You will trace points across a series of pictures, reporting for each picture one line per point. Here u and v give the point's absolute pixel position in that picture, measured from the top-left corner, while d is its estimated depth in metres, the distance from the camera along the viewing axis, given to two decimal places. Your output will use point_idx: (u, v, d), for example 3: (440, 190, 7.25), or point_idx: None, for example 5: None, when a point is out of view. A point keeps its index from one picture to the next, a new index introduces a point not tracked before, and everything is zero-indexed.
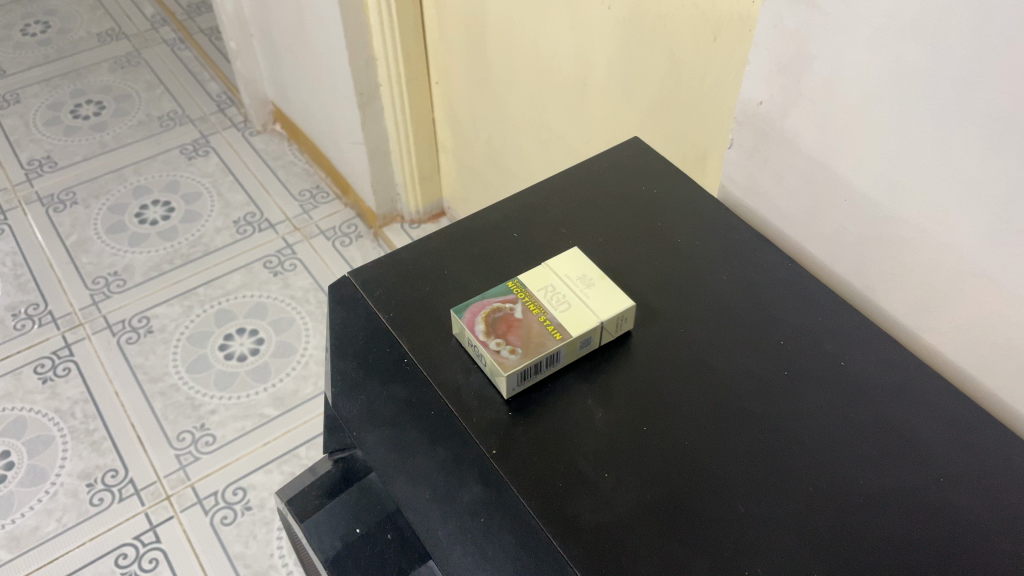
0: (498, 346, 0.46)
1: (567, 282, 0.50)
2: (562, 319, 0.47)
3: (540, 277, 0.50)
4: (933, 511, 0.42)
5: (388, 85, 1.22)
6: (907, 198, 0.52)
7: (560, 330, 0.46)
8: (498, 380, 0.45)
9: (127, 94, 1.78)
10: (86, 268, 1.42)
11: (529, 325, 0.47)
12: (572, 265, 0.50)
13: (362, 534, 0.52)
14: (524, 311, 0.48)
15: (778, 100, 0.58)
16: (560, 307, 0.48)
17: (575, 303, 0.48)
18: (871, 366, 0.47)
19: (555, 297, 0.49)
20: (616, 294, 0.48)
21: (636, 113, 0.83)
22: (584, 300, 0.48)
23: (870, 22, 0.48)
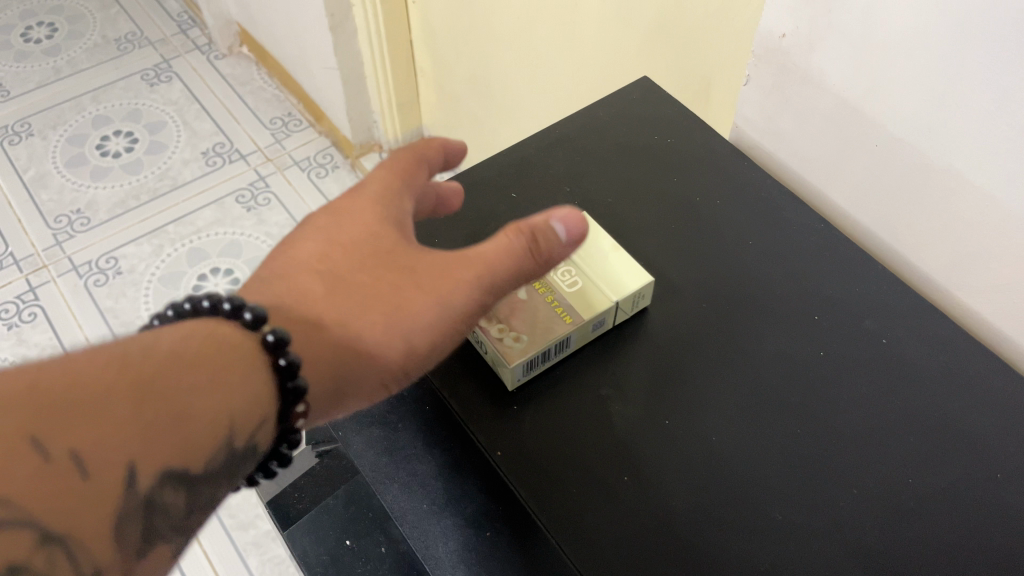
0: (500, 333, 0.41)
1: (578, 259, 0.44)
2: (570, 301, 0.42)
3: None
4: (992, 512, 0.37)
5: (361, 6, 1.12)
6: (955, 149, 0.43)
7: (569, 313, 0.41)
8: (499, 371, 0.40)
9: (80, 14, 1.66)
10: (46, 206, 1.33)
11: (535, 307, 0.42)
12: (583, 239, 0.45)
13: (352, 547, 0.54)
14: (529, 291, 0.43)
15: (805, 33, 0.48)
16: (569, 287, 0.43)
17: (585, 282, 0.43)
18: (916, 344, 0.43)
19: (563, 277, 0.43)
20: (630, 270, 0.43)
21: (631, 41, 0.75)
22: (595, 280, 0.43)
23: None
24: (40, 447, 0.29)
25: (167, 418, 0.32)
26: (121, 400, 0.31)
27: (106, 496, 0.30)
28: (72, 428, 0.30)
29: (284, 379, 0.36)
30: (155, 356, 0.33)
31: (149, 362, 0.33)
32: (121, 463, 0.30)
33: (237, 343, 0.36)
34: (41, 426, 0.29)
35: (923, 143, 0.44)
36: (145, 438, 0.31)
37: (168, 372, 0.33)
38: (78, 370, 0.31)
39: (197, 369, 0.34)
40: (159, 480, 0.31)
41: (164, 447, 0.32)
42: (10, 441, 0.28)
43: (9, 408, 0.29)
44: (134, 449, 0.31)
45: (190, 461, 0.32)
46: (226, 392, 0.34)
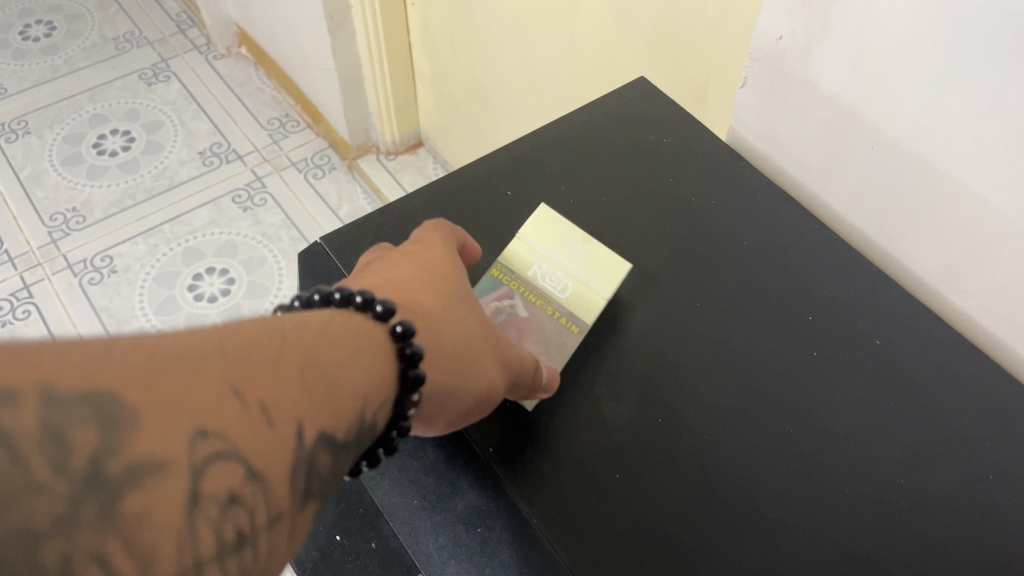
0: None
1: (556, 259, 0.46)
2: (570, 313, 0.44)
3: (528, 258, 0.46)
4: (985, 514, 0.37)
5: (359, 8, 1.12)
6: (949, 153, 0.43)
7: (574, 321, 0.44)
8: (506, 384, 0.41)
9: (79, 13, 1.65)
10: (42, 204, 1.33)
11: (540, 322, 0.44)
12: (553, 235, 0.46)
13: (342, 542, 0.54)
14: (528, 306, 0.45)
15: (802, 35, 0.48)
16: (561, 296, 0.45)
17: (574, 286, 0.45)
18: (911, 346, 0.43)
19: (549, 284, 0.45)
20: (616, 268, 0.45)
21: (628, 43, 0.75)
22: (581, 283, 0.45)
23: None
24: (239, 398, 0.25)
25: (324, 392, 0.29)
26: (290, 362, 0.28)
27: (286, 458, 0.26)
28: (257, 381, 0.26)
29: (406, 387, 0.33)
30: (301, 329, 0.30)
31: (302, 335, 0.29)
32: (297, 424, 0.27)
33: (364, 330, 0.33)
34: (236, 377, 0.26)
35: (917, 145, 0.44)
36: (312, 404, 0.28)
37: (320, 344, 0.30)
38: (242, 333, 0.27)
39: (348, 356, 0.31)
40: (319, 449, 0.28)
41: (325, 416, 0.28)
42: (209, 386, 0.25)
43: (197, 356, 0.25)
44: (306, 413, 0.27)
45: (342, 437, 0.29)
46: (367, 371, 0.31)
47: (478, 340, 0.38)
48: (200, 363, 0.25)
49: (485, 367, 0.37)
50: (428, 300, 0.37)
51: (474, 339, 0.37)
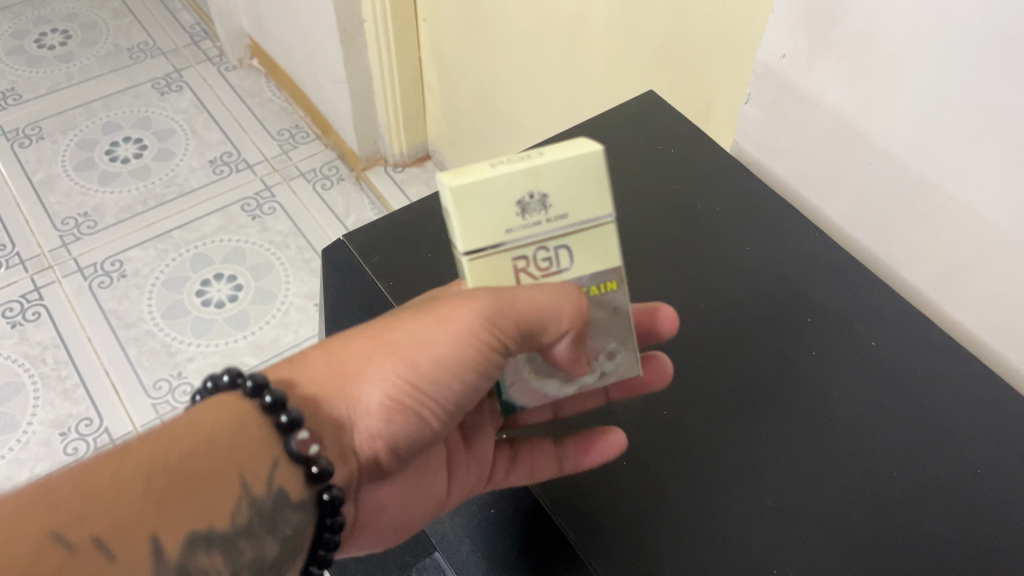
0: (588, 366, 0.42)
1: (527, 225, 0.37)
2: (595, 278, 0.40)
3: (496, 267, 0.38)
4: (973, 505, 0.40)
5: (373, 21, 1.15)
6: (942, 164, 0.45)
7: (604, 283, 0.40)
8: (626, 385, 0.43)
9: (94, 23, 1.68)
10: (54, 208, 1.35)
11: None
12: (492, 225, 0.37)
13: None
14: None
15: (804, 53, 0.50)
16: (566, 268, 0.39)
17: (575, 234, 0.38)
18: (905, 348, 0.46)
19: (539, 265, 0.39)
20: (588, 164, 0.37)
21: (635, 59, 0.78)
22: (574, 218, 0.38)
23: None
24: (61, 540, 0.32)
25: (172, 501, 0.35)
26: (131, 486, 0.35)
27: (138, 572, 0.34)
28: (94, 518, 0.33)
29: (288, 435, 0.39)
30: (155, 437, 0.37)
31: (151, 443, 0.36)
32: (149, 538, 0.34)
33: (234, 404, 0.40)
34: (62, 523, 0.33)
35: (913, 158, 0.47)
36: (164, 512, 0.35)
37: (169, 448, 0.36)
38: (91, 475, 0.35)
39: (212, 440, 0.38)
40: (188, 547, 0.36)
41: (183, 518, 0.36)
42: (36, 539, 0.32)
43: (37, 503, 0.33)
44: (158, 522, 0.35)
45: (209, 529, 0.36)
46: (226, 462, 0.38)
47: (371, 349, 0.41)
48: (24, 516, 0.32)
49: (377, 370, 0.41)
50: (316, 360, 0.42)
51: (368, 351, 0.42)
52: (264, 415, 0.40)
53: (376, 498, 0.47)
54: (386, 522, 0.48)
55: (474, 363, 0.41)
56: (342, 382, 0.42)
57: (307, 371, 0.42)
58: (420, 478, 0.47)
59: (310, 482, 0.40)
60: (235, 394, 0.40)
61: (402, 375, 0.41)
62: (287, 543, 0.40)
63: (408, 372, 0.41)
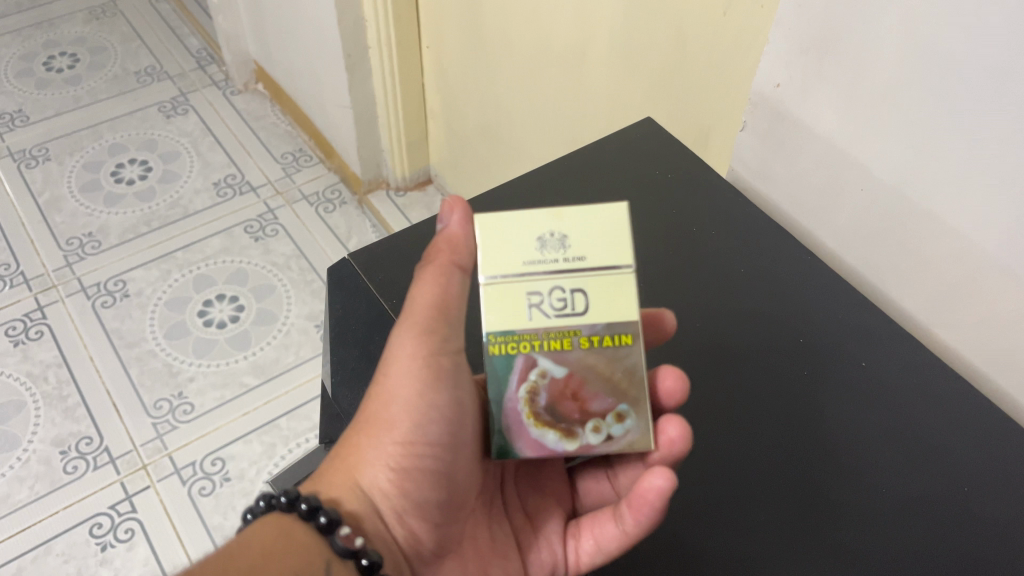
0: (597, 425, 0.43)
1: (545, 260, 0.43)
2: (611, 326, 0.44)
3: (511, 304, 0.44)
4: (960, 520, 0.41)
5: (378, 47, 1.17)
6: (930, 191, 0.46)
7: (618, 334, 0.44)
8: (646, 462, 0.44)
9: (102, 47, 1.71)
10: (59, 228, 1.36)
11: (582, 368, 0.44)
12: (508, 257, 0.43)
13: None
14: (557, 359, 0.44)
15: (798, 82, 0.52)
16: (581, 312, 0.44)
17: (590, 280, 0.44)
18: (895, 368, 0.47)
19: (554, 304, 0.44)
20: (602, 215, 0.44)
21: (635, 88, 0.79)
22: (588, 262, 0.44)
23: None
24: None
25: None
26: None
27: None
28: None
29: (332, 534, 0.42)
30: (213, 558, 0.38)
31: (212, 563, 0.38)
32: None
33: (276, 519, 0.42)
34: None
35: (901, 184, 0.48)
36: None
37: (230, 564, 0.38)
38: None
39: (267, 554, 0.40)
40: None
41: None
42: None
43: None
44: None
45: None
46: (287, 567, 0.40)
47: (366, 434, 0.44)
48: None
49: (376, 450, 0.44)
50: (332, 468, 0.45)
51: (365, 437, 0.44)
52: (306, 522, 0.42)
53: None
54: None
55: (432, 393, 0.42)
56: (355, 470, 0.44)
57: (328, 480, 0.45)
58: (486, 559, 0.48)
59: (363, 572, 0.42)
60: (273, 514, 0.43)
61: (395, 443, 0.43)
62: None
63: (397, 439, 0.43)
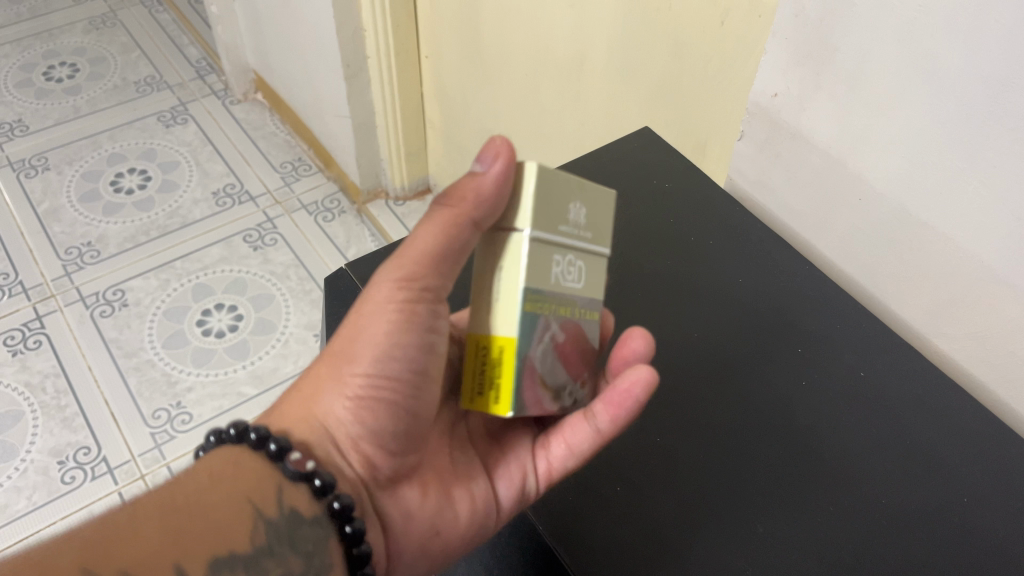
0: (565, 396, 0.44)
1: (571, 232, 0.41)
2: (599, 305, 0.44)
3: (540, 265, 0.39)
4: (958, 531, 0.41)
5: (377, 57, 1.17)
6: (928, 200, 0.46)
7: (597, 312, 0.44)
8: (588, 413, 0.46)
9: (102, 57, 1.71)
10: (58, 238, 1.36)
11: (574, 342, 0.43)
12: (551, 221, 0.39)
13: None
14: (564, 331, 0.42)
15: (795, 92, 0.52)
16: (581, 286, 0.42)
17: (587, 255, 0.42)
18: (893, 378, 0.47)
19: (568, 274, 0.41)
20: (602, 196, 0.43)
21: (634, 99, 0.80)
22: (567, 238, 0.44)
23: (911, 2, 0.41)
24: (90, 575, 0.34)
25: (187, 523, 0.37)
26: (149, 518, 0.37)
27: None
28: (116, 555, 0.35)
29: (282, 460, 0.42)
30: (162, 488, 0.39)
31: (159, 492, 0.39)
32: (172, 563, 0.36)
33: (228, 453, 0.42)
34: (87, 559, 0.35)
35: (899, 195, 0.48)
36: (183, 538, 0.37)
37: (175, 491, 0.39)
38: (112, 519, 0.37)
39: (219, 478, 0.40)
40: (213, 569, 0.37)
41: (201, 545, 0.37)
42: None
43: (62, 550, 0.35)
44: (177, 549, 0.36)
45: (234, 544, 0.38)
46: (236, 487, 0.40)
47: (328, 366, 0.44)
48: (55, 556, 0.35)
49: (336, 382, 0.43)
50: (295, 402, 0.45)
51: (327, 367, 0.44)
52: (259, 453, 0.42)
53: (404, 509, 0.46)
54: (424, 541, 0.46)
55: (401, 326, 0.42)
56: (315, 403, 0.44)
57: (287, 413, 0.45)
58: (450, 485, 0.47)
59: (318, 496, 0.42)
60: (225, 448, 0.43)
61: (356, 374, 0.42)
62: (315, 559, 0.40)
63: (357, 370, 0.42)
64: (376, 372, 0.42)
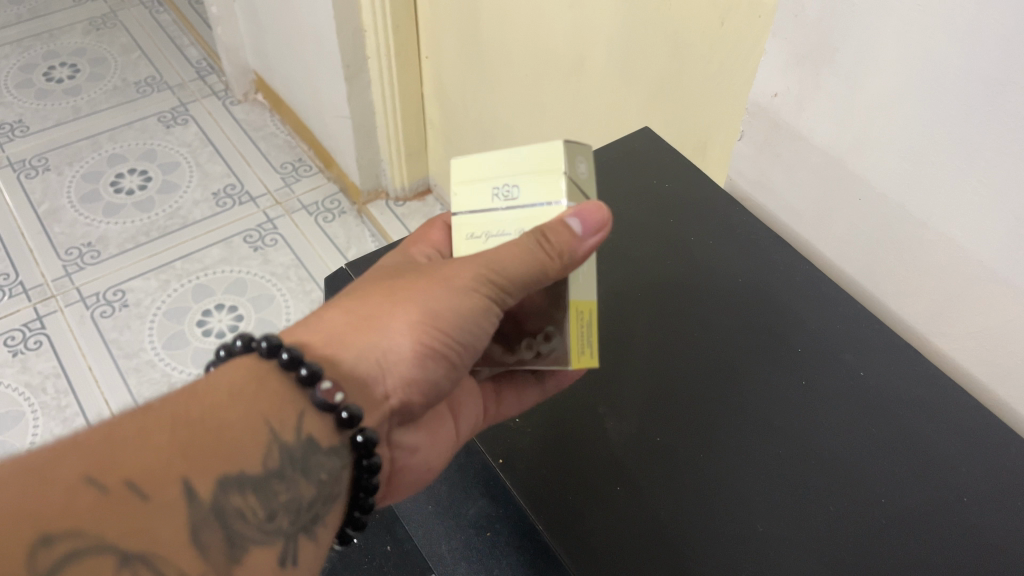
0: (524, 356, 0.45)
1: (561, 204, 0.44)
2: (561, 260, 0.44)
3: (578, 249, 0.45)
4: (958, 530, 0.41)
5: (377, 57, 1.17)
6: (927, 199, 0.46)
7: None
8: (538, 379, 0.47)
9: (102, 57, 1.71)
10: (58, 239, 1.36)
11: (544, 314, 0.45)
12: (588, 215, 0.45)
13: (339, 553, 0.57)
14: None
15: (795, 93, 0.52)
16: None
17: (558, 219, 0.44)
18: (893, 378, 0.47)
19: None
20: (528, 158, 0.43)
21: (634, 99, 0.80)
22: (486, 213, 0.44)
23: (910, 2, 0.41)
24: (94, 483, 0.34)
25: (198, 441, 0.38)
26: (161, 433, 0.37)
27: (179, 510, 0.36)
28: (124, 464, 0.35)
29: (312, 387, 0.42)
30: (175, 398, 0.39)
31: (173, 402, 0.39)
32: (180, 478, 0.36)
33: (251, 366, 0.42)
34: (94, 469, 0.35)
35: (899, 194, 0.48)
36: (192, 455, 0.37)
37: (188, 404, 0.39)
38: (123, 431, 0.37)
39: (239, 394, 0.40)
40: (222, 489, 0.37)
41: (213, 463, 0.37)
42: (69, 483, 0.34)
43: (64, 455, 0.35)
44: (188, 465, 0.37)
45: (248, 465, 0.39)
46: (251, 403, 0.40)
47: (400, 306, 0.44)
48: (63, 464, 0.35)
49: (407, 326, 0.44)
50: (328, 328, 0.45)
51: (384, 309, 0.44)
52: (284, 374, 0.42)
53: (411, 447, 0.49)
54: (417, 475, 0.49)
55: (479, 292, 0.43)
56: (375, 336, 0.44)
57: (320, 338, 0.44)
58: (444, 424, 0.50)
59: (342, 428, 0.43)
60: (250, 358, 0.42)
61: (429, 326, 0.44)
62: (324, 488, 0.42)
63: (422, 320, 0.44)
64: (446, 329, 0.44)
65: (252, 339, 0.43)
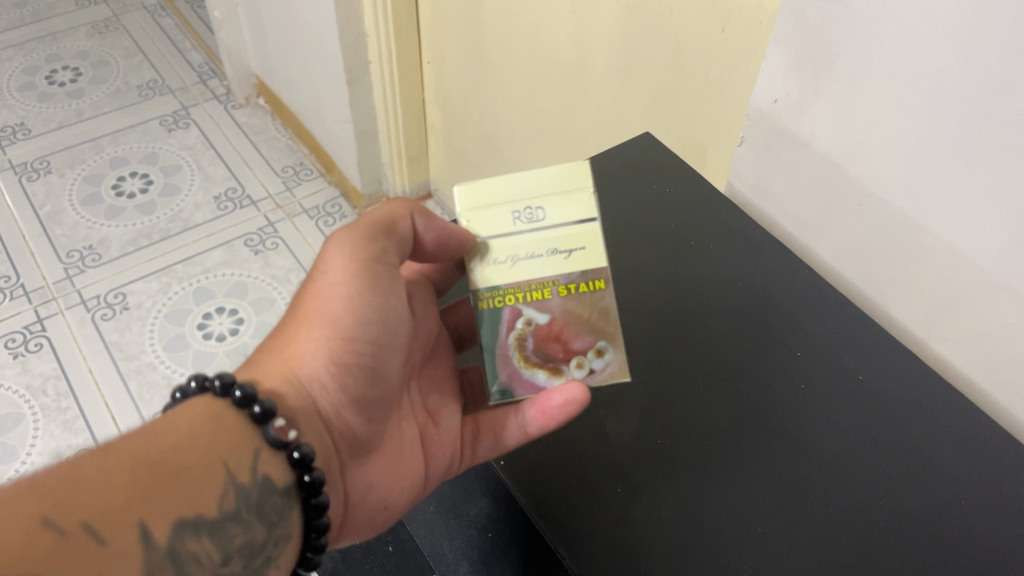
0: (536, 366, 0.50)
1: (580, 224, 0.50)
2: (585, 274, 0.50)
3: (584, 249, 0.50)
4: (955, 533, 0.41)
5: (378, 62, 1.18)
6: (925, 204, 0.47)
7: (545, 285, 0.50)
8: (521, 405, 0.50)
9: (104, 61, 1.72)
10: (60, 241, 1.36)
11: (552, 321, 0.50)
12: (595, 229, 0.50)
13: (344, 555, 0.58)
14: (541, 310, 0.50)
15: (795, 98, 0.52)
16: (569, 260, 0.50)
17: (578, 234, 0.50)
18: (893, 382, 0.48)
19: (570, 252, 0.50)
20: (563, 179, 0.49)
21: (636, 105, 0.80)
22: (508, 236, 0.50)
23: (909, 8, 0.42)
24: (52, 525, 0.35)
25: (157, 482, 0.39)
26: (123, 473, 0.38)
27: (134, 554, 0.37)
28: (82, 506, 0.36)
29: (266, 425, 0.44)
30: (136, 435, 0.41)
31: (133, 439, 0.40)
32: (137, 523, 0.37)
33: (209, 404, 0.44)
34: (52, 511, 0.36)
35: (898, 200, 0.48)
36: (152, 498, 0.38)
37: (153, 442, 0.40)
38: (84, 469, 0.38)
39: (193, 432, 0.42)
40: (178, 534, 0.39)
41: (171, 506, 0.39)
42: (27, 525, 0.35)
43: (26, 495, 0.36)
44: (146, 508, 0.38)
45: (204, 509, 0.40)
46: (208, 444, 0.42)
47: (302, 327, 0.49)
48: (23, 503, 0.36)
49: (312, 341, 0.48)
50: (268, 359, 0.49)
51: (302, 329, 0.49)
52: (239, 411, 0.44)
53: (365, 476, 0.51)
54: (374, 504, 0.51)
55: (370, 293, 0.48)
56: (293, 360, 0.48)
57: (265, 370, 0.48)
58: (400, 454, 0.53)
59: (292, 465, 0.44)
60: (206, 398, 0.44)
61: (331, 335, 0.48)
62: (276, 530, 0.43)
63: (329, 329, 0.48)
64: (349, 336, 0.48)
65: (206, 380, 0.45)
